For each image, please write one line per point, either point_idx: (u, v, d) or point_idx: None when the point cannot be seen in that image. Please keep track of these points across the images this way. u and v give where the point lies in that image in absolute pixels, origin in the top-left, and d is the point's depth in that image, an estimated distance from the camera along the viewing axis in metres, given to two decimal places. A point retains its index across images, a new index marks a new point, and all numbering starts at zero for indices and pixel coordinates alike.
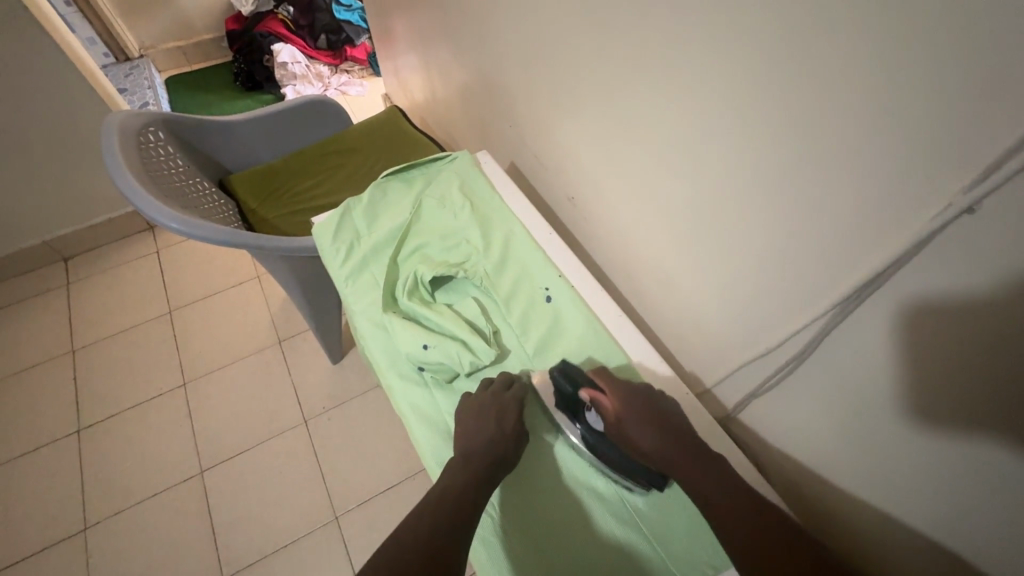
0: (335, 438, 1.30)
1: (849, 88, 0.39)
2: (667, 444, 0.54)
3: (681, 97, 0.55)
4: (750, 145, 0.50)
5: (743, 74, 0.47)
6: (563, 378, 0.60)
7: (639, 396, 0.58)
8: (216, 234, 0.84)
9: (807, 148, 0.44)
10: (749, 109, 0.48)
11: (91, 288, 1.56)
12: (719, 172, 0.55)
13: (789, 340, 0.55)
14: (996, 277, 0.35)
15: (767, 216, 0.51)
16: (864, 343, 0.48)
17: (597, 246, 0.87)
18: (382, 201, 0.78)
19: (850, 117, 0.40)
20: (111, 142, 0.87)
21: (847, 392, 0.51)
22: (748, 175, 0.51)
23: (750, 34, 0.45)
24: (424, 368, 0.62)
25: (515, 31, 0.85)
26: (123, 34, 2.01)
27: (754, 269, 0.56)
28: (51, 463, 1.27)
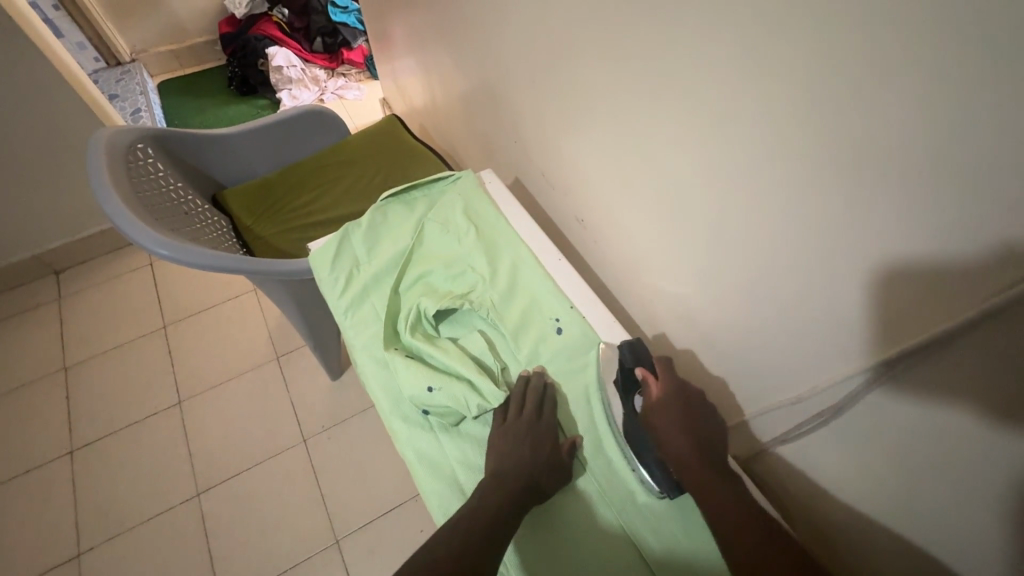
0: (335, 457, 1.27)
1: (898, 128, 0.35)
2: (692, 441, 0.53)
3: (701, 125, 0.51)
4: (780, 181, 0.46)
5: (773, 103, 0.43)
6: (628, 352, 0.60)
7: (685, 391, 0.57)
8: (208, 259, 0.80)
9: (849, 188, 0.40)
10: (781, 141, 0.44)
11: (83, 302, 1.52)
12: (743, 206, 0.51)
13: (826, 386, 0.52)
14: None
15: (803, 257, 0.48)
16: (907, 395, 0.44)
17: (609, 268, 0.83)
18: (383, 226, 0.74)
19: (901, 158, 0.36)
20: (97, 163, 0.83)
21: (888, 440, 0.48)
22: (780, 213, 0.47)
23: (783, 60, 0.41)
24: (430, 411, 0.58)
25: (519, 43, 0.81)
26: (114, 39, 1.96)
27: (786, 308, 0.52)
28: (43, 487, 1.23)
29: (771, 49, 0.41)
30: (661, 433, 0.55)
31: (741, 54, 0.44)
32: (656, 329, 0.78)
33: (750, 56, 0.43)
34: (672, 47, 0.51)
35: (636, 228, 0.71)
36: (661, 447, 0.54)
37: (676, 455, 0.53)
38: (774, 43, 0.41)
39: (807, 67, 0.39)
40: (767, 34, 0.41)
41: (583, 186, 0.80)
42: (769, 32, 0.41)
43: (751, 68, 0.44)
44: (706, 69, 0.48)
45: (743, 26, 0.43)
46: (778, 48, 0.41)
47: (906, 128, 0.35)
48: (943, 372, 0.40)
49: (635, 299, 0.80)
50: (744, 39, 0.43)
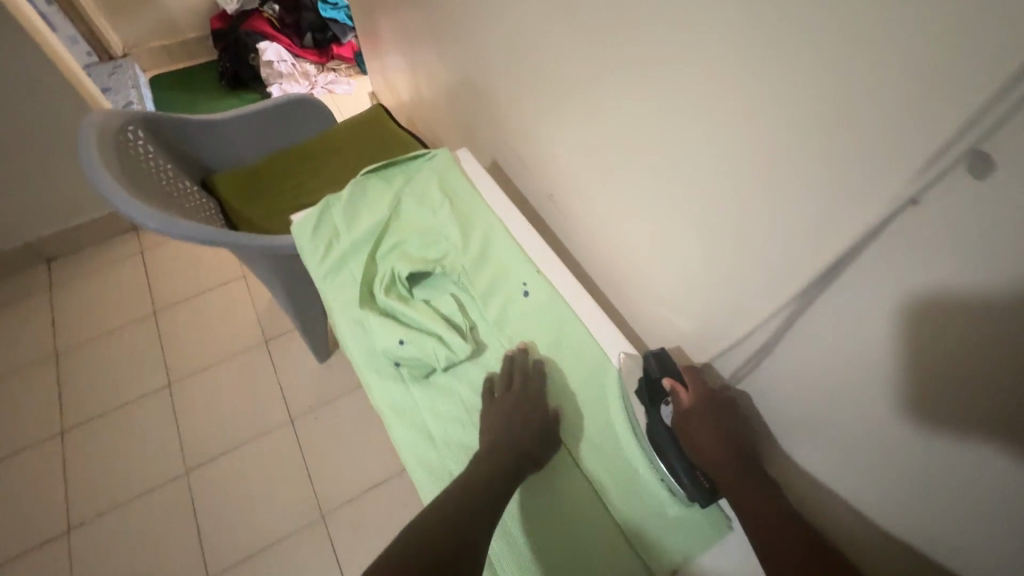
0: (321, 437, 1.30)
1: (802, 82, 0.39)
2: (729, 453, 0.52)
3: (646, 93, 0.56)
4: (708, 141, 0.50)
5: (707, 68, 0.47)
6: (654, 363, 0.59)
7: (717, 399, 0.56)
8: (196, 232, 0.84)
9: (765, 143, 0.44)
10: (713, 104, 0.48)
11: (74, 289, 1.55)
12: (679, 168, 0.56)
13: (746, 338, 0.55)
14: (934, 270, 0.36)
15: (727, 213, 0.52)
16: (812, 343, 0.48)
17: (574, 243, 0.88)
18: (361, 199, 0.78)
19: (802, 109, 0.40)
20: (88, 141, 0.87)
21: (799, 390, 0.52)
22: (711, 171, 0.52)
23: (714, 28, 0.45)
24: (401, 363, 0.62)
25: (494, 29, 0.85)
26: (106, 33, 2.00)
27: (716, 265, 0.56)
28: (34, 466, 1.26)
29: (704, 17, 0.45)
30: (697, 444, 0.54)
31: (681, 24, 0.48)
32: (619, 299, 0.82)
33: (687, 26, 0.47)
34: (626, 22, 0.55)
35: (600, 200, 0.75)
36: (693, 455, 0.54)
37: (712, 464, 0.53)
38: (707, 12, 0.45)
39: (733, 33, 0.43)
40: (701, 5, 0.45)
41: (554, 164, 0.84)
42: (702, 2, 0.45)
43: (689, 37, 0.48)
44: (654, 41, 0.52)
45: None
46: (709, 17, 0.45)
47: (810, 83, 0.39)
48: (839, 311, 0.44)
49: (600, 271, 0.84)
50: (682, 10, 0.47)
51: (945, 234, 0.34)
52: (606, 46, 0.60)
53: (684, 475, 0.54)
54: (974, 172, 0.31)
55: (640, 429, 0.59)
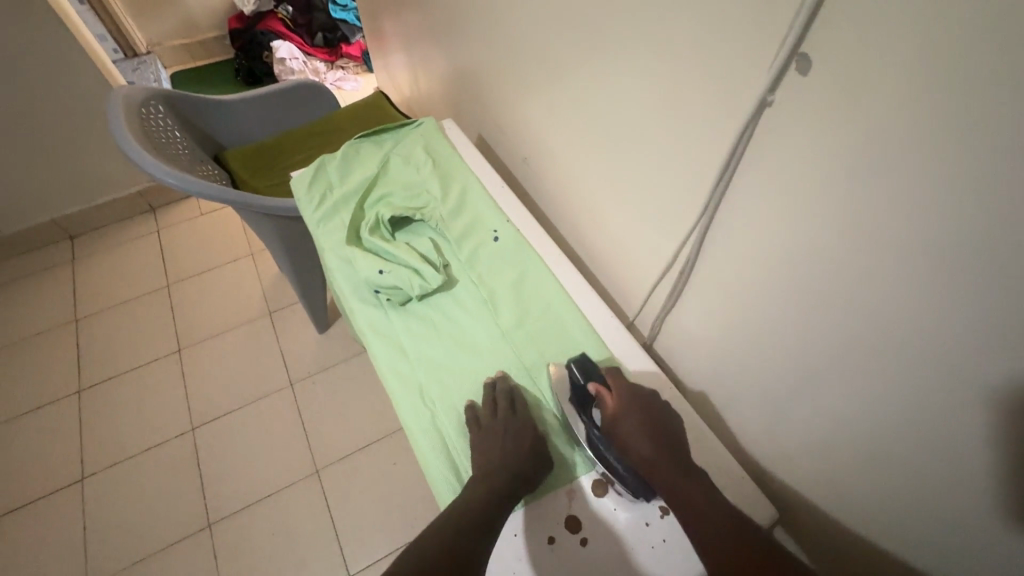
0: (319, 400, 1.38)
1: (703, 18, 0.49)
2: (658, 446, 0.57)
3: (598, 46, 0.66)
4: (643, 78, 0.60)
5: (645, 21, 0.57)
6: (579, 370, 0.62)
7: (638, 396, 0.61)
8: (207, 189, 0.93)
9: (688, 80, 0.54)
10: (651, 51, 0.57)
11: (95, 263, 1.66)
12: (626, 109, 0.65)
13: (688, 261, 0.65)
14: (809, 158, 0.45)
15: (662, 142, 0.61)
16: (733, 243, 0.57)
17: (548, 203, 0.97)
18: (355, 158, 0.88)
19: (706, 41, 0.50)
20: (115, 109, 0.97)
21: (727, 288, 0.61)
22: (647, 105, 0.61)
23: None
24: (380, 290, 0.71)
25: (478, 11, 0.95)
26: (132, 32, 2.14)
27: (661, 202, 0.66)
28: (52, 420, 1.35)
29: None
30: (627, 442, 0.57)
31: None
32: (588, 253, 0.91)
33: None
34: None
35: (569, 162, 0.84)
36: (628, 453, 0.57)
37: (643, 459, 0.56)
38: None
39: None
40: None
41: (531, 133, 0.93)
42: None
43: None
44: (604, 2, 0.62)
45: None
46: None
47: (716, 21, 0.48)
48: (745, 209, 0.54)
49: (571, 230, 0.93)
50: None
51: (813, 127, 0.44)
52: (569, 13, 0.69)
53: (622, 472, 0.57)
54: (802, 68, 0.43)
55: (580, 438, 0.61)
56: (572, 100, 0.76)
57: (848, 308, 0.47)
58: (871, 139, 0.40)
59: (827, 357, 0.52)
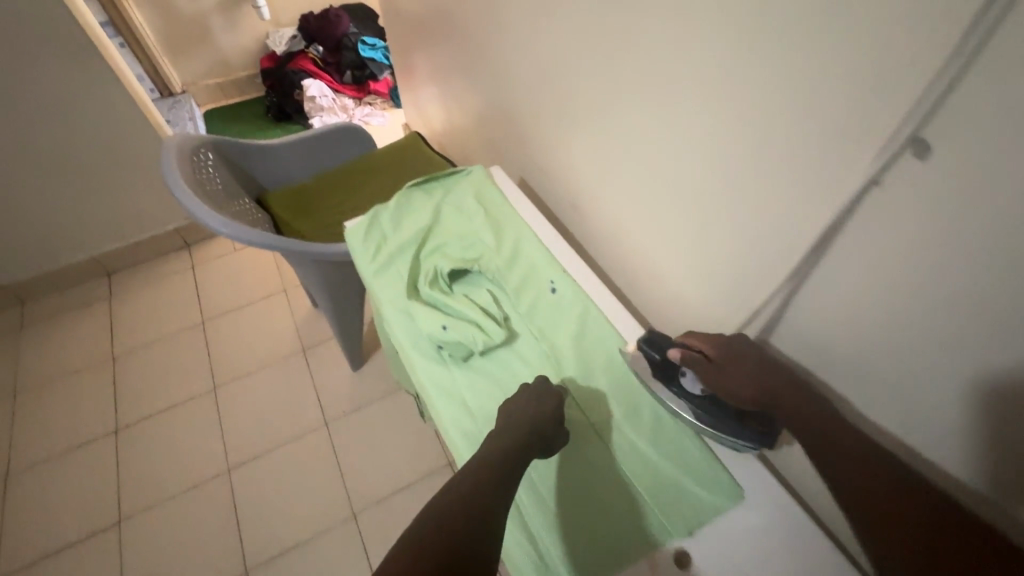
0: (354, 439, 1.37)
1: (796, 94, 0.48)
2: (769, 396, 0.54)
3: (661, 108, 0.65)
4: (717, 144, 0.59)
5: (714, 87, 0.56)
6: (651, 347, 0.64)
7: (734, 347, 0.58)
8: (258, 238, 0.94)
9: (765, 147, 0.54)
10: (721, 117, 0.57)
11: (131, 300, 1.68)
12: (693, 170, 0.64)
13: (756, 322, 0.63)
14: (919, 241, 0.43)
15: (736, 206, 0.60)
16: (818, 314, 0.55)
17: (596, 249, 0.97)
18: (407, 207, 0.88)
19: (799, 116, 0.49)
20: (170, 157, 1.00)
21: (808, 358, 0.59)
22: (719, 170, 0.60)
23: (718, 54, 0.54)
24: (443, 346, 0.71)
25: (523, 62, 0.97)
26: (169, 73, 2.21)
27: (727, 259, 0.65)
28: (89, 461, 1.35)
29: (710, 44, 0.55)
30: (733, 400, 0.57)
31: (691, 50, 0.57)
32: (640, 300, 0.89)
33: (696, 51, 0.57)
34: (641, 50, 0.65)
35: (621, 212, 0.84)
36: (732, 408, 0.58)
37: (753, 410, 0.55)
38: (713, 38, 0.54)
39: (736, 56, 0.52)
40: (708, 33, 0.55)
41: (577, 180, 0.93)
42: (708, 30, 0.55)
43: (699, 58, 0.57)
44: (665, 64, 0.62)
45: (692, 29, 0.56)
46: (715, 43, 0.54)
47: (803, 93, 0.48)
48: (838, 283, 0.52)
49: (622, 276, 0.92)
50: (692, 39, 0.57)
51: (923, 207, 0.42)
52: (623, 71, 0.69)
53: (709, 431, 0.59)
54: (918, 154, 0.41)
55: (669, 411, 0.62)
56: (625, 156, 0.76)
57: (957, 396, 0.45)
58: (996, 232, 0.38)
59: (928, 439, 0.49)
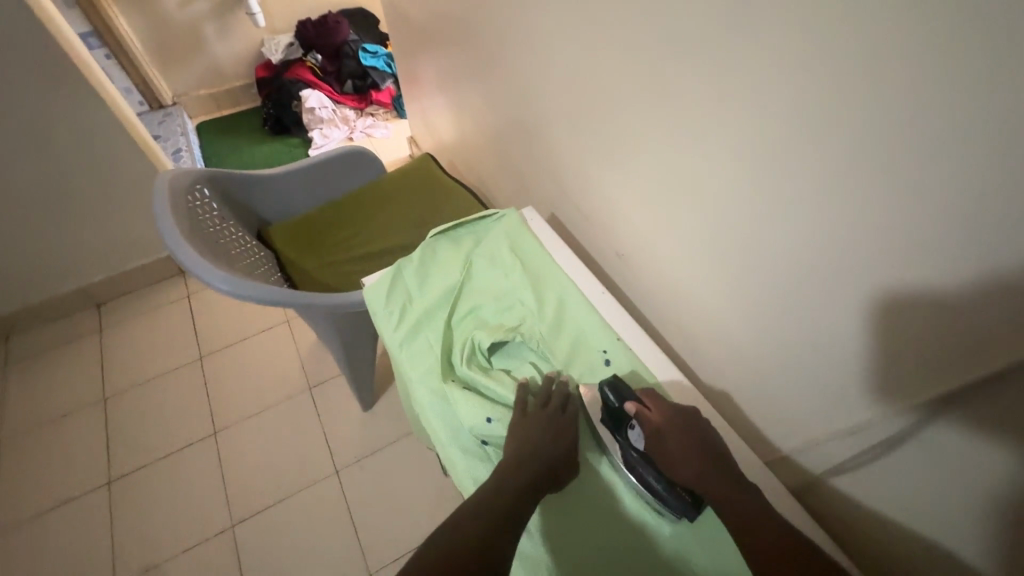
0: (368, 487, 1.28)
1: (1012, 187, 0.37)
2: (705, 463, 0.57)
3: (763, 166, 0.55)
4: (855, 223, 0.48)
5: (841, 153, 0.47)
6: (611, 393, 0.62)
7: (681, 413, 0.61)
8: (267, 293, 0.84)
9: (933, 237, 0.43)
10: (844, 186, 0.48)
11: (123, 334, 1.57)
12: (808, 244, 0.54)
13: (880, 417, 0.55)
14: None
15: (875, 294, 0.50)
16: (990, 431, 0.46)
17: (646, 299, 0.88)
18: (433, 260, 0.78)
19: (1011, 211, 0.37)
20: (161, 200, 0.89)
21: (964, 474, 0.49)
22: (852, 251, 0.50)
23: (845, 115, 0.45)
24: (488, 442, 0.62)
25: (558, 90, 0.86)
26: (158, 84, 2.09)
27: (836, 341, 0.56)
28: (81, 517, 1.24)
29: (832, 102, 0.46)
30: (672, 456, 0.58)
31: (804, 106, 0.48)
32: (702, 359, 0.80)
33: (810, 109, 0.48)
34: (725, 97, 0.55)
35: (684, 268, 0.74)
36: (671, 469, 0.58)
37: (694, 473, 0.56)
38: (838, 96, 0.45)
39: (874, 121, 0.43)
40: (830, 88, 0.45)
41: (625, 224, 0.84)
42: (831, 85, 0.45)
43: (814, 117, 0.48)
44: (774, 118, 0.51)
45: (806, 82, 0.47)
46: (841, 102, 0.45)
47: (1012, 182, 0.37)
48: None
49: (679, 331, 0.83)
50: (806, 94, 0.47)
51: None
52: (699, 118, 0.60)
53: (662, 488, 0.57)
54: None
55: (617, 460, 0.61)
56: (696, 210, 0.67)
57: None
58: None
59: None
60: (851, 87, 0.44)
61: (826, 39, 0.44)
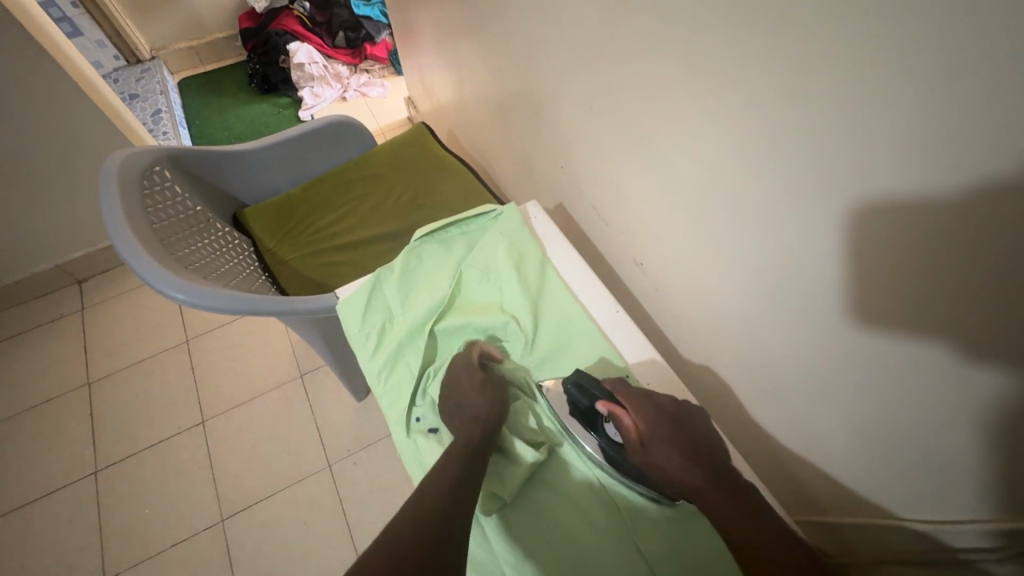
0: (361, 484, 1.21)
1: None
2: (696, 464, 0.50)
3: (830, 178, 0.42)
4: (966, 265, 0.36)
5: (951, 174, 0.34)
6: (579, 393, 0.55)
7: (662, 406, 0.54)
8: (231, 302, 0.74)
9: None
10: (953, 228, 0.35)
11: (106, 314, 1.49)
12: (887, 277, 0.42)
13: (978, 524, 0.45)
14: None
15: (982, 355, 0.38)
16: None
17: (666, 310, 0.76)
18: (418, 270, 0.68)
19: None
20: (108, 186, 0.77)
21: None
22: (954, 296, 0.38)
23: (956, 138, 0.32)
24: None
25: (568, 60, 0.72)
26: (134, 36, 1.92)
27: (922, 406, 0.44)
28: (69, 507, 1.21)
29: (947, 116, 0.32)
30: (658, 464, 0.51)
31: (899, 117, 0.35)
32: (737, 387, 0.69)
33: (909, 123, 0.35)
34: (783, 90, 0.42)
35: (723, 290, 0.62)
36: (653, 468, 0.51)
37: (679, 476, 0.50)
38: (958, 106, 0.32)
39: (1009, 151, 0.30)
40: (941, 91, 0.32)
41: (647, 228, 0.71)
42: (945, 92, 0.32)
43: (917, 133, 0.34)
44: (851, 118, 0.38)
45: (908, 86, 0.34)
46: (961, 116, 0.32)
47: None
48: None
49: (706, 355, 0.72)
50: (906, 100, 0.34)
51: None
52: (746, 117, 0.47)
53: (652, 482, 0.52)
54: None
55: (596, 458, 0.55)
56: (739, 228, 0.55)
57: None
58: None
59: None
60: (975, 96, 0.31)
61: (947, 25, 0.30)
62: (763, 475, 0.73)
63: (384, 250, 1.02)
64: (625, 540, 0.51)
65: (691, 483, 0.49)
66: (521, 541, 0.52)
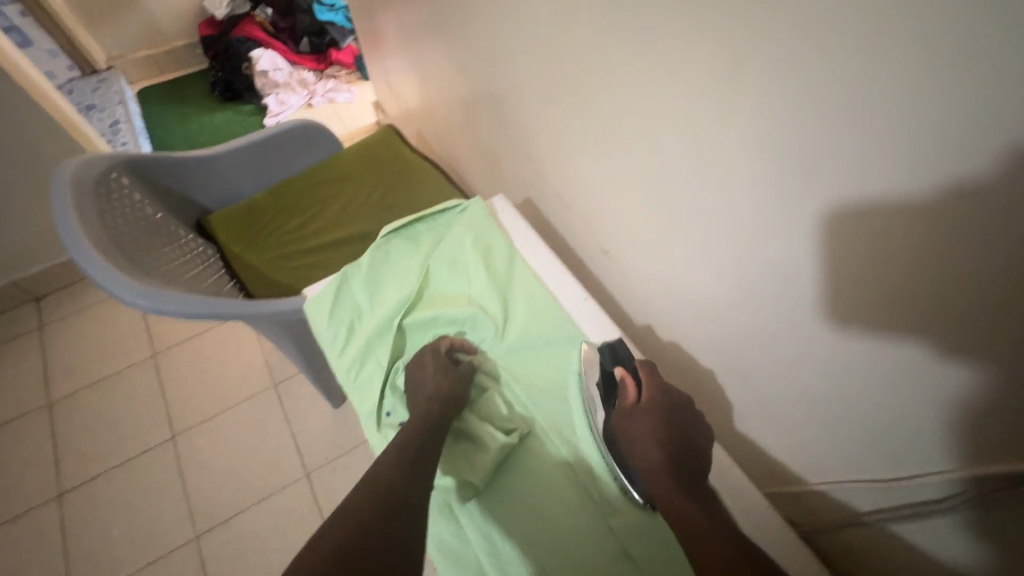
0: (340, 492, 1.19)
1: None
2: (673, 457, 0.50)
3: (772, 148, 0.44)
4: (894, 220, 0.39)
5: (874, 134, 0.37)
6: (608, 355, 0.59)
7: (674, 397, 0.55)
8: (194, 306, 0.72)
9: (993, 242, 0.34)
10: (896, 188, 0.37)
11: (66, 331, 1.44)
12: (827, 238, 0.44)
13: (931, 478, 0.47)
14: None
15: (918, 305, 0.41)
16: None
17: (633, 298, 0.78)
18: (386, 265, 0.68)
19: None
20: (61, 194, 0.75)
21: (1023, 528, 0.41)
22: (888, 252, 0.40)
23: (875, 98, 0.35)
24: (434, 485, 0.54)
25: (528, 55, 0.73)
26: (89, 45, 1.87)
27: (870, 364, 0.47)
28: (32, 534, 1.15)
29: (882, 78, 0.34)
30: (638, 445, 0.52)
31: (824, 82, 0.38)
32: (703, 370, 0.71)
33: (831, 86, 0.38)
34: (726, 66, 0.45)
35: (687, 271, 0.64)
36: (637, 456, 0.52)
37: (648, 457, 0.50)
38: (873, 68, 0.35)
39: (954, 101, 0.32)
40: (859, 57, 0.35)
41: (611, 216, 0.73)
42: (870, 52, 0.34)
43: (861, 100, 0.36)
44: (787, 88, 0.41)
45: (833, 53, 0.36)
46: (901, 80, 0.34)
47: None
48: None
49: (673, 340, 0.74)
50: (835, 67, 0.37)
51: None
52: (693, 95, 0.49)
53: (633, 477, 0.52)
54: None
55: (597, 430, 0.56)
56: (701, 208, 0.56)
57: None
58: None
59: None
60: (886, 58, 0.34)
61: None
62: (735, 456, 0.74)
63: (356, 250, 1.02)
64: (594, 519, 0.52)
65: (663, 478, 0.49)
66: (492, 524, 0.52)
